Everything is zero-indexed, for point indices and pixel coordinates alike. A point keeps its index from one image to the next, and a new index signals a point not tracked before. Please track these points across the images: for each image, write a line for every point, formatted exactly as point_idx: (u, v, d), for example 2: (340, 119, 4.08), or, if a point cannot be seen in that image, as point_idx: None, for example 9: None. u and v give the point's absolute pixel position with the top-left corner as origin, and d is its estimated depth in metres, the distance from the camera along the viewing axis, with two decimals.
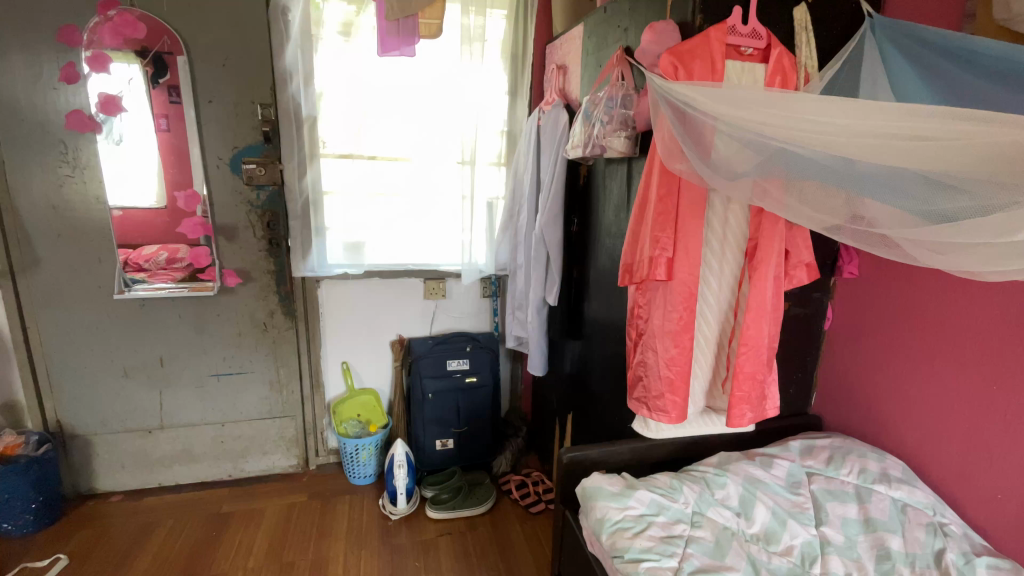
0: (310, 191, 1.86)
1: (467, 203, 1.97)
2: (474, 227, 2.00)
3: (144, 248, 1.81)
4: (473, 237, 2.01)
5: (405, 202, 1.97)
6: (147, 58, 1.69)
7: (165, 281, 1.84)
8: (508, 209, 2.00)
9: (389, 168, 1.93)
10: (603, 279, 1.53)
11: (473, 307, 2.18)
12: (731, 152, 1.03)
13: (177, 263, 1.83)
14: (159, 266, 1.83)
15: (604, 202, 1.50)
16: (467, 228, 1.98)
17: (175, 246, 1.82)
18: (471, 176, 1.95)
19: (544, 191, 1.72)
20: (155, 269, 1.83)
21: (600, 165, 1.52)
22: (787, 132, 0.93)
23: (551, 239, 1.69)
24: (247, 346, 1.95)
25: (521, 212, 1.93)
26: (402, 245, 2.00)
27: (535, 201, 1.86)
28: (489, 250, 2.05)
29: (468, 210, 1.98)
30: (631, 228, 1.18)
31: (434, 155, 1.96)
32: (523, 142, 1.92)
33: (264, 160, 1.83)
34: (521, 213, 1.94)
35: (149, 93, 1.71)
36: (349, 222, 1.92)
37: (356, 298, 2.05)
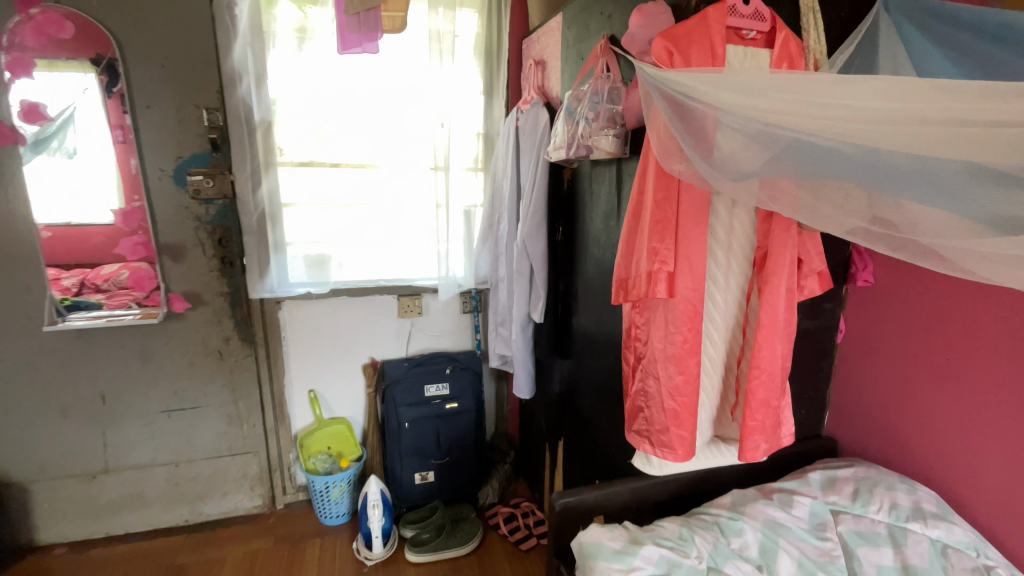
0: (266, 204, 1.69)
1: (441, 212, 1.80)
2: (450, 237, 1.83)
3: (103, 266, 1.61)
4: (450, 248, 1.84)
5: (374, 213, 1.80)
6: (102, 65, 1.52)
7: (125, 304, 1.65)
8: (488, 218, 1.85)
9: (354, 175, 1.76)
10: (593, 293, 1.38)
11: (452, 324, 2.00)
12: (736, 148, 0.90)
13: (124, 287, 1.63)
14: (119, 286, 1.63)
15: (592, 208, 1.35)
16: (443, 239, 1.81)
17: (138, 264, 1.63)
18: (445, 184, 1.79)
19: (524, 198, 1.57)
20: (115, 290, 1.63)
21: (586, 167, 1.36)
22: (812, 120, 0.79)
23: (534, 249, 1.53)
24: (201, 378, 1.75)
25: (502, 220, 1.78)
26: (373, 260, 1.84)
27: (516, 209, 1.71)
28: (468, 262, 1.89)
29: (443, 220, 1.81)
30: (624, 238, 1.03)
31: (404, 160, 1.80)
32: (500, 145, 1.78)
33: (211, 171, 1.64)
34: (501, 221, 1.78)
35: (103, 103, 1.54)
36: (313, 235, 1.75)
37: (324, 318, 1.86)
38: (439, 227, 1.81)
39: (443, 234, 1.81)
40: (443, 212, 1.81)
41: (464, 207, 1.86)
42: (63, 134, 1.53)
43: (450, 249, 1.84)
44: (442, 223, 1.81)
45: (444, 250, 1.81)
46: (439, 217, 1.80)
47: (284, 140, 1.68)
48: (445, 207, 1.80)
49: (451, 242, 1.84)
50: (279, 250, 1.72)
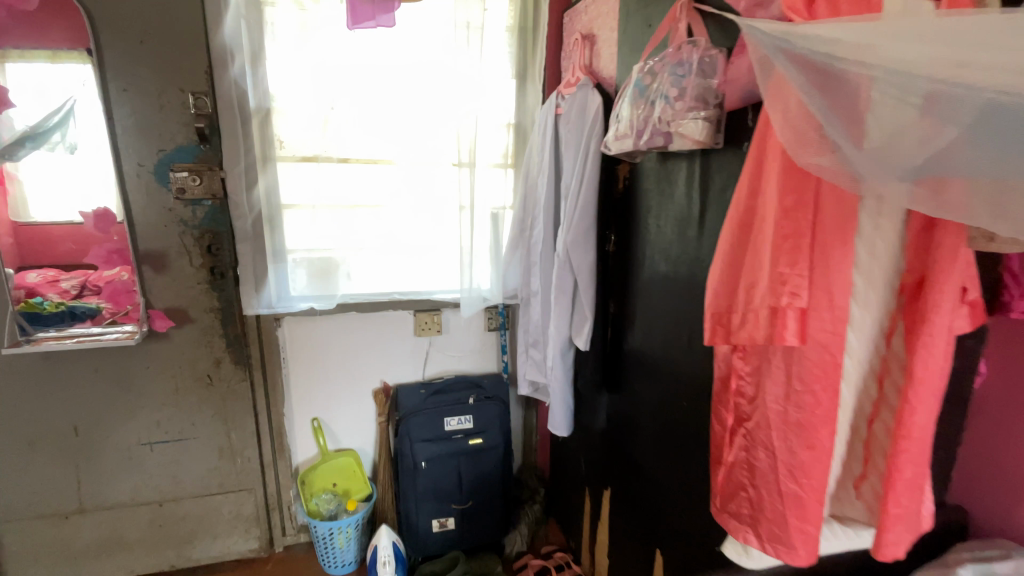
0: (263, 205, 1.45)
1: (466, 216, 1.55)
2: (475, 243, 1.58)
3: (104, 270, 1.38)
4: (474, 257, 1.58)
5: (387, 216, 1.55)
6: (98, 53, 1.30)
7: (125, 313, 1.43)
8: (517, 221, 1.57)
9: (365, 172, 1.51)
10: (658, 319, 1.10)
11: (476, 344, 1.72)
12: (903, 130, 0.60)
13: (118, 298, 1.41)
14: (120, 293, 1.41)
15: (660, 213, 1.07)
16: (466, 246, 1.56)
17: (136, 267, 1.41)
18: (470, 182, 1.53)
19: (565, 198, 1.30)
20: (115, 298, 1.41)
21: (651, 162, 1.09)
22: None
23: (581, 263, 1.26)
24: (188, 406, 1.52)
25: (537, 223, 1.51)
26: (385, 271, 1.58)
27: (556, 212, 1.45)
28: (496, 273, 1.62)
29: (467, 224, 1.55)
30: (716, 258, 0.77)
31: (423, 155, 1.54)
32: (535, 137, 1.51)
33: (198, 167, 1.40)
34: (536, 225, 1.52)
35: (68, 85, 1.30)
36: (315, 242, 1.50)
37: (329, 336, 1.61)
38: (462, 233, 1.56)
39: (467, 241, 1.56)
40: (468, 216, 1.55)
41: (491, 208, 1.59)
42: (65, 129, 1.31)
43: (474, 256, 1.58)
44: (466, 228, 1.55)
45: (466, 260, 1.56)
46: (463, 221, 1.55)
47: (282, 131, 1.43)
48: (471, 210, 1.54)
49: (476, 250, 1.58)
50: (276, 262, 1.49)
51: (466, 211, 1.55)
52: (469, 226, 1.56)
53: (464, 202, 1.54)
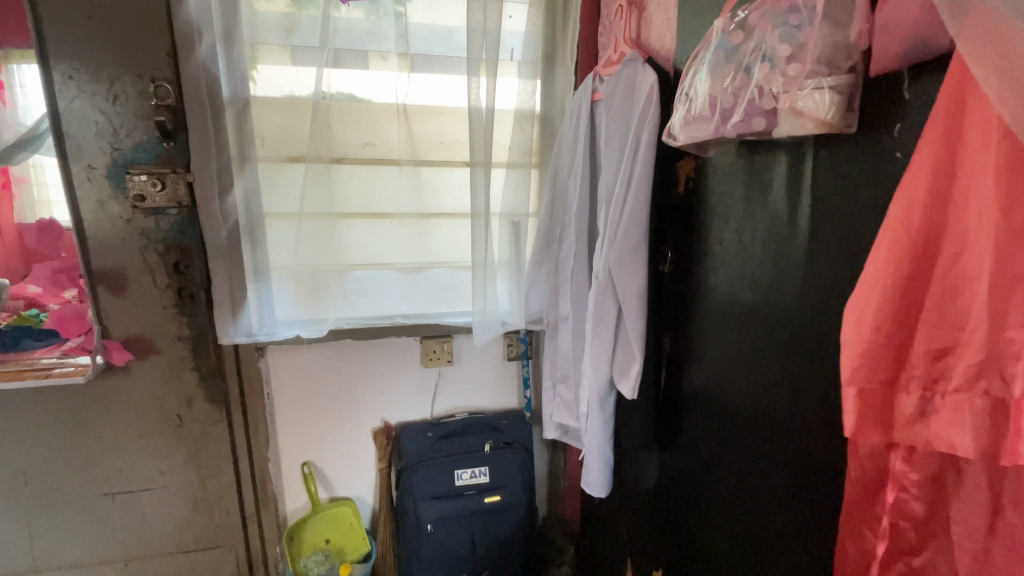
0: (241, 213, 1.22)
1: (480, 227, 1.28)
2: (492, 259, 1.32)
3: (66, 290, 1.18)
4: (490, 273, 1.31)
5: (388, 226, 1.31)
6: (37, 29, 1.08)
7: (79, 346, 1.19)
8: (540, 229, 1.30)
9: (362, 174, 1.28)
10: (738, 369, 0.81)
11: (495, 376, 1.45)
12: None
13: (70, 324, 1.18)
14: (77, 317, 1.18)
15: (743, 226, 0.78)
16: (481, 262, 1.29)
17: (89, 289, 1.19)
18: (485, 185, 1.27)
19: (604, 206, 1.03)
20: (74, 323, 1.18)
21: (728, 157, 0.80)
22: None
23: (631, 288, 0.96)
24: (155, 450, 1.29)
25: (569, 233, 1.23)
26: (386, 290, 1.34)
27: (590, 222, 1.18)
28: (517, 292, 1.36)
29: (482, 236, 1.29)
30: (855, 295, 0.51)
31: (429, 154, 1.30)
32: (562, 132, 1.25)
33: (161, 169, 1.17)
34: (567, 237, 1.24)
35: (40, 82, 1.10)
36: (303, 256, 1.26)
37: (320, 367, 1.37)
38: (475, 246, 1.29)
39: (483, 256, 1.29)
40: (483, 226, 1.28)
41: (509, 215, 1.33)
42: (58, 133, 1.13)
43: (491, 274, 1.31)
44: (480, 239, 1.29)
45: (481, 279, 1.29)
46: (476, 232, 1.28)
47: (263, 127, 1.21)
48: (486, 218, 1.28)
49: (492, 265, 1.32)
50: (258, 284, 1.25)
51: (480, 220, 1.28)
52: (484, 239, 1.28)
53: (477, 209, 1.28)
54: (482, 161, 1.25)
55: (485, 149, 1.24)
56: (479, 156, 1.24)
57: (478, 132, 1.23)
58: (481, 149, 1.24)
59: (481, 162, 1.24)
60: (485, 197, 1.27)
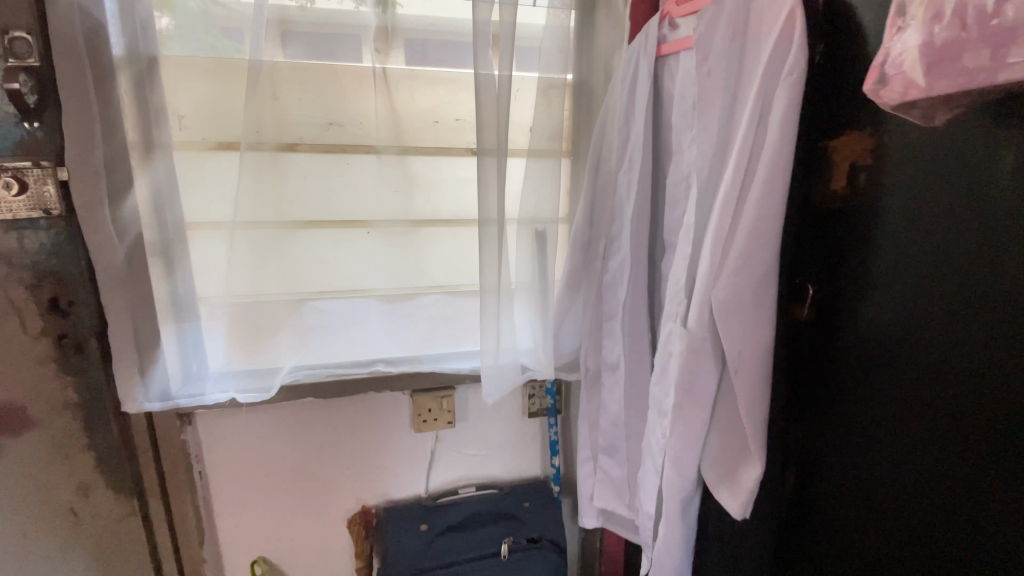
0: (150, 224, 0.85)
1: (490, 241, 0.93)
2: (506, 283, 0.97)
3: None
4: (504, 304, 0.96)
5: (363, 240, 0.94)
6: None
7: None
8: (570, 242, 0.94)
9: (324, 167, 0.91)
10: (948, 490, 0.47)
11: (510, 437, 1.08)
12: None
13: None
14: None
15: (1006, 253, 0.42)
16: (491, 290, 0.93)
17: None
18: (499, 181, 0.90)
19: (691, 216, 0.66)
20: None
21: (972, 127, 0.44)
22: None
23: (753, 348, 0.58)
24: (35, 564, 0.90)
25: (622, 249, 0.86)
26: (362, 326, 0.97)
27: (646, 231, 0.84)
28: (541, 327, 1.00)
29: (494, 253, 0.93)
30: None
31: (419, 139, 0.93)
32: (605, 104, 0.89)
33: (24, 163, 0.79)
34: (617, 254, 0.87)
35: None
36: (240, 285, 0.89)
37: (271, 435, 0.99)
38: (484, 267, 0.93)
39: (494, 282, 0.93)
40: (494, 240, 0.92)
41: (530, 224, 0.97)
42: None
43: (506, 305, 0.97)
44: (492, 257, 0.93)
45: (490, 313, 0.94)
46: (485, 249, 0.93)
47: (179, 100, 0.84)
48: (499, 228, 0.93)
49: (505, 293, 0.97)
50: (178, 328, 0.89)
51: (489, 230, 0.92)
52: (496, 258, 0.93)
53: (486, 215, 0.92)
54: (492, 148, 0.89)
55: (498, 132, 0.89)
56: (489, 142, 0.89)
57: (488, 106, 0.87)
58: (492, 132, 0.89)
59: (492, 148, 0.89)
60: (496, 198, 0.91)
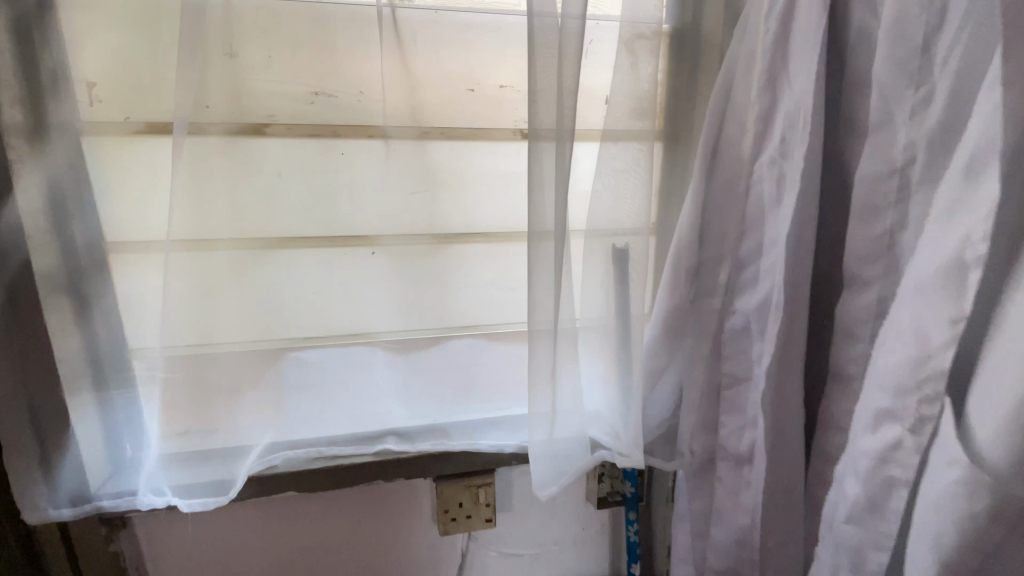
0: (45, 249, 0.57)
1: (546, 263, 0.63)
2: (566, 324, 0.67)
3: None
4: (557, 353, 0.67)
5: (365, 265, 0.65)
6: None
7: None
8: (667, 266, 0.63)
9: (306, 159, 0.60)
10: None
11: (571, 532, 0.79)
12: None
13: None
14: None
15: None
16: (546, 337, 0.65)
17: None
18: (559, 179, 0.61)
19: (935, 250, 0.39)
20: None
21: None
22: None
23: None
24: None
25: (770, 281, 0.55)
26: (364, 387, 0.68)
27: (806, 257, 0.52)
28: (624, 395, 0.68)
29: (551, 282, 0.63)
30: None
31: (443, 112, 0.63)
32: (728, 59, 0.58)
33: None
34: (760, 288, 0.56)
35: None
36: (179, 334, 0.59)
37: (239, 539, 0.71)
38: (533, 304, 0.64)
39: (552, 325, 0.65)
40: (550, 265, 0.63)
41: (605, 237, 0.67)
42: None
43: (564, 354, 0.68)
44: (547, 288, 0.63)
45: (544, 369, 0.66)
46: (541, 276, 0.63)
47: (86, 58, 0.56)
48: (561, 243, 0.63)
49: (563, 336, 0.67)
50: (100, 398, 0.61)
51: (542, 247, 0.62)
52: (558, 289, 0.63)
53: (535, 228, 0.62)
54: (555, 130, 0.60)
55: (563, 104, 0.59)
56: (549, 120, 0.59)
57: (544, 67, 0.59)
58: (554, 106, 0.59)
59: (550, 131, 0.60)
60: (553, 203, 0.62)
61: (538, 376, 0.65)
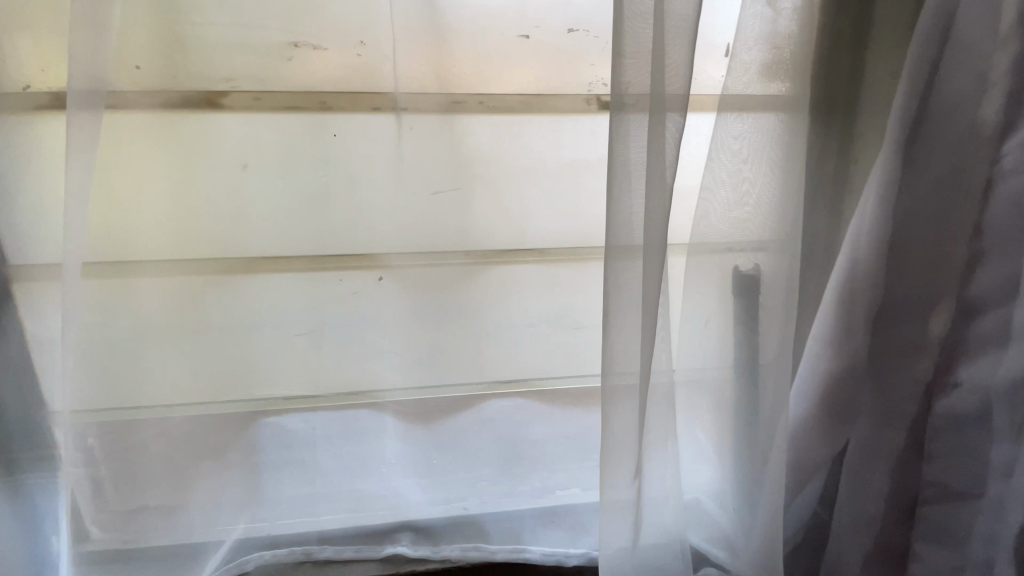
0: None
1: (633, 301, 0.42)
2: (660, 387, 0.45)
3: None
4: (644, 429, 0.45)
5: (372, 298, 0.45)
6: None
7: None
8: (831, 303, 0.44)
9: (283, 144, 0.41)
10: None
11: None
12: None
13: None
14: None
15: None
16: (629, 405, 0.43)
17: None
18: (652, 169, 0.39)
19: None
20: None
21: None
22: None
23: None
24: None
25: None
26: (376, 465, 0.50)
27: None
28: (749, 498, 0.46)
29: (639, 328, 0.42)
30: None
31: (482, 70, 0.42)
32: None
33: None
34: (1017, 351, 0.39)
35: None
36: (97, 390, 0.43)
37: None
38: (607, 359, 0.43)
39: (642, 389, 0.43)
40: (638, 303, 0.42)
41: (721, 258, 0.45)
42: None
43: (654, 428, 0.46)
44: (632, 337, 0.42)
45: (626, 454, 0.44)
46: (622, 320, 0.42)
47: None
48: (656, 267, 0.41)
49: (655, 404, 0.45)
50: (10, 490, 0.43)
51: (626, 274, 0.41)
52: (650, 340, 0.42)
53: (616, 246, 0.40)
54: (651, 94, 0.38)
55: (662, 54, 0.38)
56: (640, 80, 0.38)
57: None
58: (646, 58, 0.38)
59: (654, 96, 0.38)
60: (644, 206, 0.40)
61: (616, 464, 0.44)
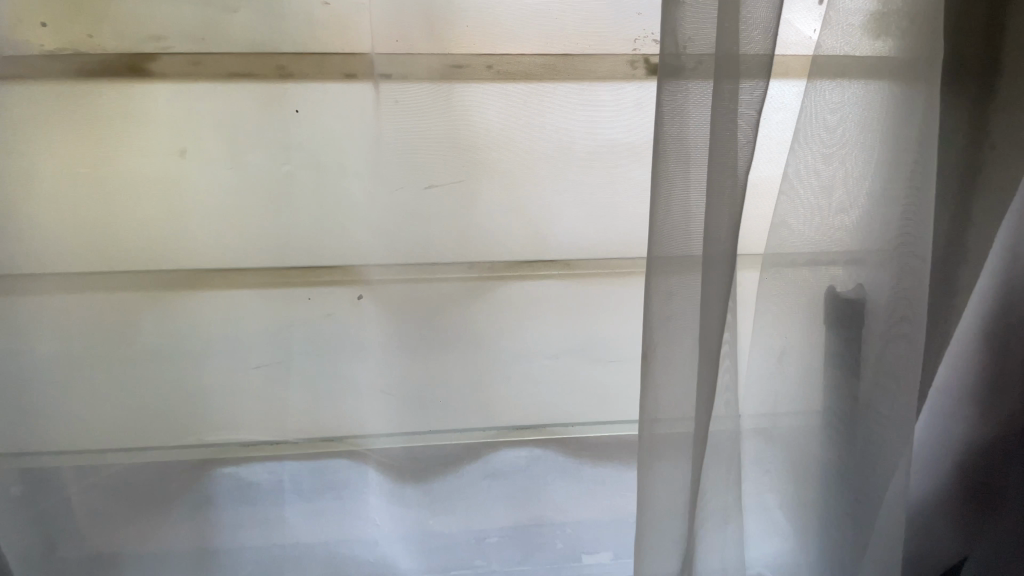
0: None
1: (683, 337, 0.30)
2: (719, 446, 0.34)
3: None
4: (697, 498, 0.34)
5: (349, 322, 0.35)
6: None
7: None
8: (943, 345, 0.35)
9: (234, 124, 0.32)
10: None
11: None
12: None
13: None
14: None
15: None
16: (674, 477, 0.32)
17: None
18: (718, 154, 0.28)
19: None
20: None
21: None
22: None
23: None
24: None
25: None
26: (358, 526, 0.40)
27: None
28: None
29: (691, 374, 0.30)
30: None
31: (487, 23, 0.31)
32: None
33: None
34: None
35: None
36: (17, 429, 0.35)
37: None
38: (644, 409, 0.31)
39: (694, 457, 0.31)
40: (691, 339, 0.30)
41: (806, 275, 0.34)
42: None
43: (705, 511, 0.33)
44: (681, 385, 0.31)
45: (668, 542, 0.32)
46: (669, 362, 0.30)
47: None
48: (719, 291, 0.29)
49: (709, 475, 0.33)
50: None
51: (676, 298, 0.30)
52: (707, 392, 0.30)
53: (664, 256, 0.29)
54: (719, 50, 0.27)
55: None
56: (706, 29, 0.27)
57: None
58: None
59: (728, 49, 0.27)
60: (705, 206, 0.29)
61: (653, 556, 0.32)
